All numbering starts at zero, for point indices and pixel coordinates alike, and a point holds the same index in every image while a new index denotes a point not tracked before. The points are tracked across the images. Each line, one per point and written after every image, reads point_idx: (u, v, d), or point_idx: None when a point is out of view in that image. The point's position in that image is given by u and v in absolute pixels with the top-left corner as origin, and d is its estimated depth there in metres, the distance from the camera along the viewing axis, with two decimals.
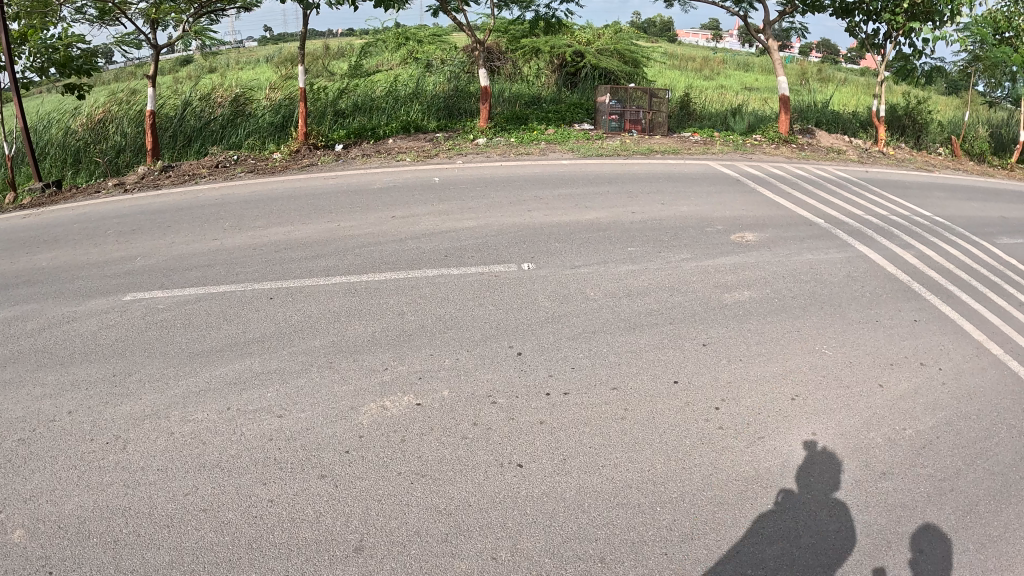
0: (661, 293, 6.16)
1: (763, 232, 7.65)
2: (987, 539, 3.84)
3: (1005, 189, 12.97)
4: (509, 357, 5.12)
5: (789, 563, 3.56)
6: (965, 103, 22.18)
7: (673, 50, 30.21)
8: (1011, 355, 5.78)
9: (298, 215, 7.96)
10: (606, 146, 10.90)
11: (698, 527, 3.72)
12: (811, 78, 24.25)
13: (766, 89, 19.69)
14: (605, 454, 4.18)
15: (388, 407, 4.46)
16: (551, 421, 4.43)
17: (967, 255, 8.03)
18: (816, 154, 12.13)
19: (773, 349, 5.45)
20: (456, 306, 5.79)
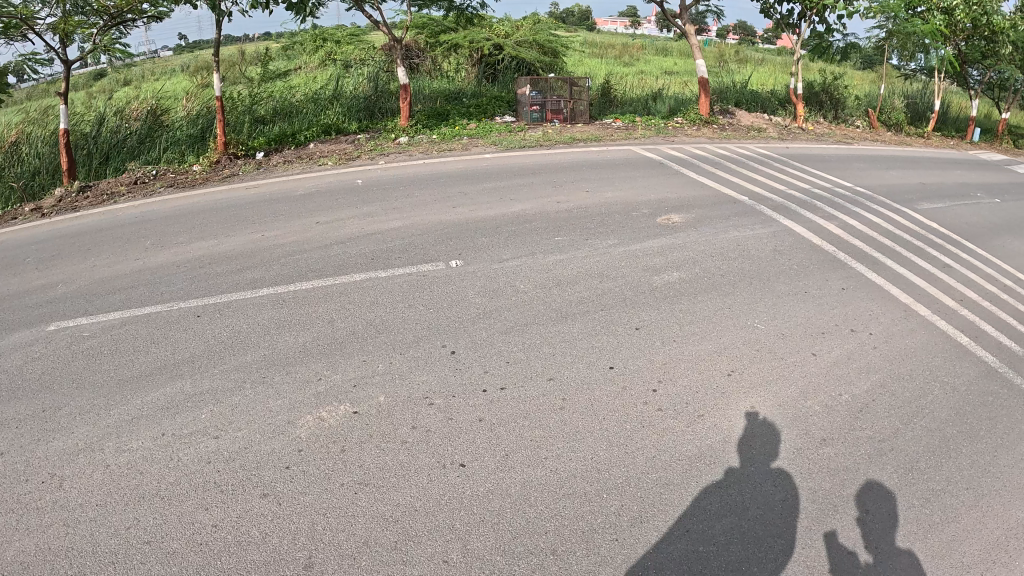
0: (591, 280, 6.06)
1: (690, 213, 7.62)
2: (929, 497, 3.89)
3: (920, 158, 13.37)
4: (442, 356, 4.95)
5: (740, 536, 3.51)
6: (884, 77, 23.01)
7: (593, 39, 30.33)
8: (940, 317, 5.98)
9: (221, 228, 7.60)
10: (529, 137, 10.77)
11: (647, 510, 3.64)
12: (730, 60, 24.67)
13: (686, 73, 19.92)
14: (548, 446, 4.05)
15: (323, 417, 4.25)
16: (490, 417, 4.28)
17: (889, 223, 8.20)
18: (737, 134, 12.27)
19: (707, 328, 5.41)
20: (386, 308, 5.60)
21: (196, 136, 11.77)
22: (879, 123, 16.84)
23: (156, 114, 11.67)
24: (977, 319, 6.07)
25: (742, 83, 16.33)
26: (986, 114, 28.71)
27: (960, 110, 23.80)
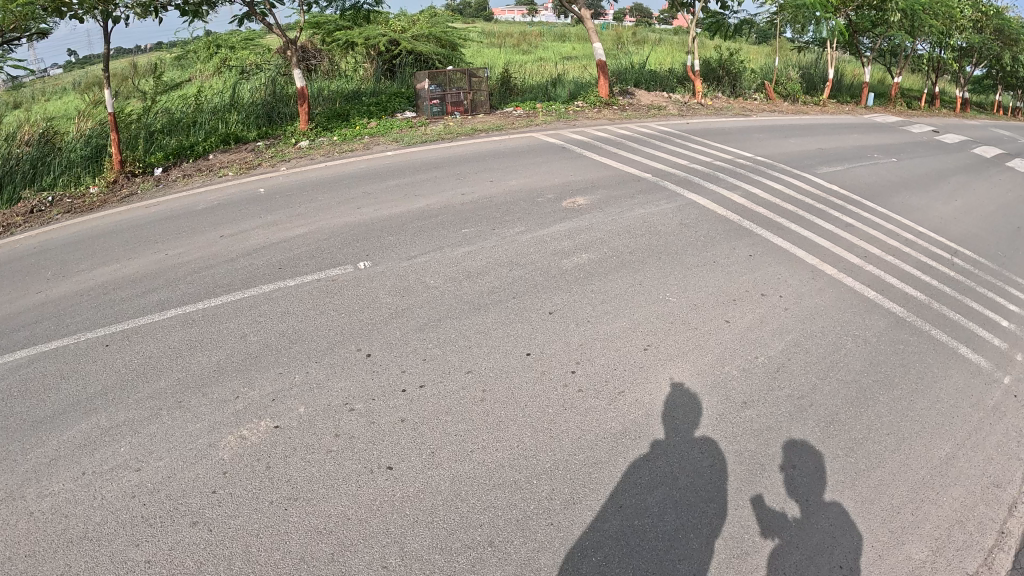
0: (501, 269, 5.96)
1: (594, 195, 7.51)
2: (852, 447, 4.06)
3: (815, 125, 13.80)
4: (355, 360, 4.75)
5: (674, 506, 3.50)
6: (777, 52, 23.78)
7: (493, 28, 30.22)
8: (847, 275, 6.20)
9: (123, 250, 7.09)
10: (430, 131, 10.58)
11: (579, 490, 3.58)
12: (628, 42, 24.98)
13: (586, 58, 20.07)
14: (473, 439, 3.94)
15: (245, 436, 3.95)
16: (412, 417, 4.12)
17: (791, 188, 8.40)
18: (638, 113, 12.39)
19: (620, 306, 5.37)
20: (298, 318, 5.32)
21: (91, 155, 11.07)
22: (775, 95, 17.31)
23: (48, 138, 10.89)
24: (882, 275, 6.35)
25: (640, 64, 16.48)
26: (874, 81, 29.87)
27: (849, 78, 24.72)
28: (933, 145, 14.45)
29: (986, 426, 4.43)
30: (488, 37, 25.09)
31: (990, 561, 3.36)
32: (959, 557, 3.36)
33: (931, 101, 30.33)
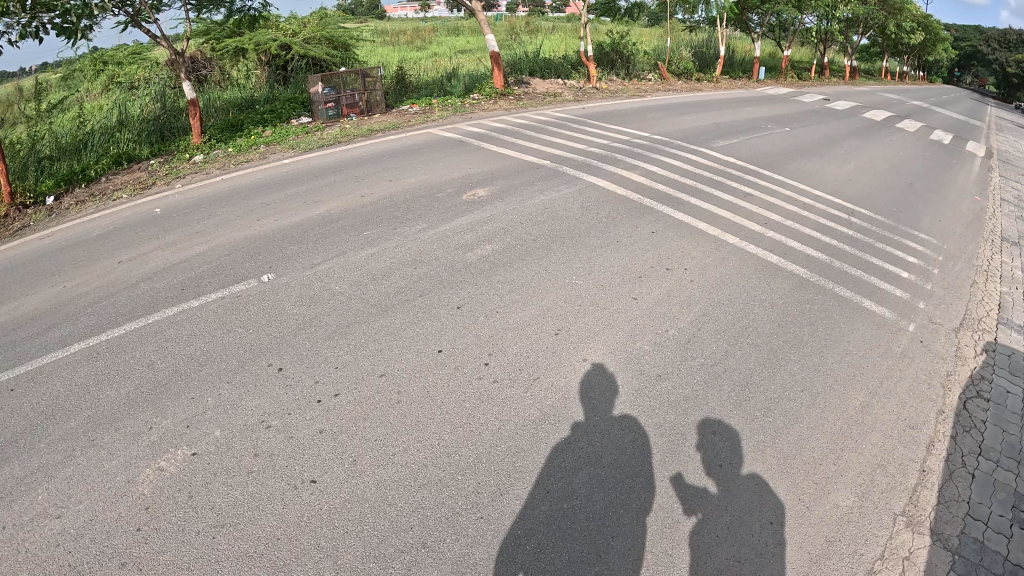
0: (406, 268, 5.75)
1: (493, 186, 7.41)
2: (769, 407, 4.20)
3: (709, 101, 14.06)
4: (265, 374, 4.43)
5: (600, 484, 3.49)
6: (668, 33, 24.30)
7: (386, 27, 29.81)
8: (749, 242, 6.32)
9: (15, 286, 6.31)
10: (327, 135, 10.33)
11: (505, 481, 3.51)
12: (523, 32, 25.07)
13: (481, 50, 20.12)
14: (393, 442, 3.78)
15: (165, 466, 3.61)
16: (331, 427, 3.90)
17: (688, 163, 8.55)
18: (534, 102, 12.45)
19: (528, 295, 5.26)
20: (206, 339, 4.87)
21: None
22: (669, 75, 17.69)
23: None
24: (783, 239, 6.51)
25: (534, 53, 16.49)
26: (766, 54, 30.56)
27: (740, 54, 25.31)
28: (824, 112, 14.92)
29: (897, 372, 4.81)
30: (381, 36, 24.61)
31: (915, 499, 3.65)
32: (886, 499, 3.61)
33: (818, 71, 31.35)
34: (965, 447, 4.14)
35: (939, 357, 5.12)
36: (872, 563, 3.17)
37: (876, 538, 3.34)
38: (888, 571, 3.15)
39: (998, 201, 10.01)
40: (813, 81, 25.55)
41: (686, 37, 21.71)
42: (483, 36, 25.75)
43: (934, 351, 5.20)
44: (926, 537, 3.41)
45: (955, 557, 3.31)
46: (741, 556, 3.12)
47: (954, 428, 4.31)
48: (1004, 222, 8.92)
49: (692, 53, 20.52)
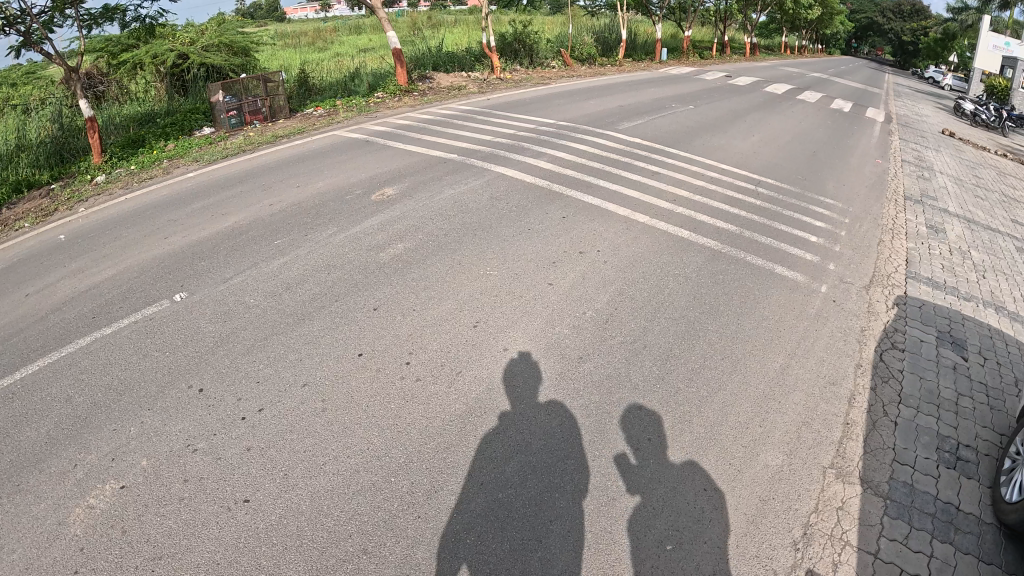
0: (319, 274, 5.58)
1: (402, 183, 7.32)
2: (692, 377, 4.27)
3: (615, 85, 14.22)
4: (185, 397, 4.10)
5: (533, 471, 3.46)
6: (569, 20, 24.56)
7: (284, 30, 29.14)
8: (657, 219, 6.41)
9: None
10: (231, 145, 10.07)
11: (438, 478, 3.41)
12: (425, 27, 24.93)
13: (384, 49, 20.04)
14: (322, 451, 3.59)
15: (94, 504, 3.28)
16: (260, 443, 3.65)
17: (595, 147, 8.64)
18: (440, 96, 12.45)
19: (443, 290, 5.18)
20: (123, 366, 4.45)
21: None
22: (572, 61, 17.90)
23: None
24: (692, 214, 6.62)
25: (438, 48, 16.37)
26: (668, 35, 31.08)
27: (643, 38, 25.68)
28: (727, 88, 15.26)
29: (814, 332, 4.97)
30: (280, 40, 24.03)
31: (842, 452, 3.79)
32: (813, 454, 3.73)
33: (718, 49, 32.08)
34: (884, 398, 4.34)
35: (851, 314, 5.31)
36: (807, 517, 3.29)
37: (809, 493, 3.46)
38: (823, 523, 3.27)
39: (898, 163, 10.44)
40: (712, 58, 26.23)
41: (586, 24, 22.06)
42: (384, 34, 25.50)
43: (848, 308, 5.39)
44: (857, 487, 3.54)
45: (886, 502, 3.46)
46: (680, 525, 3.15)
47: (874, 379, 4.53)
48: (904, 183, 9.31)
49: (594, 38, 20.85)
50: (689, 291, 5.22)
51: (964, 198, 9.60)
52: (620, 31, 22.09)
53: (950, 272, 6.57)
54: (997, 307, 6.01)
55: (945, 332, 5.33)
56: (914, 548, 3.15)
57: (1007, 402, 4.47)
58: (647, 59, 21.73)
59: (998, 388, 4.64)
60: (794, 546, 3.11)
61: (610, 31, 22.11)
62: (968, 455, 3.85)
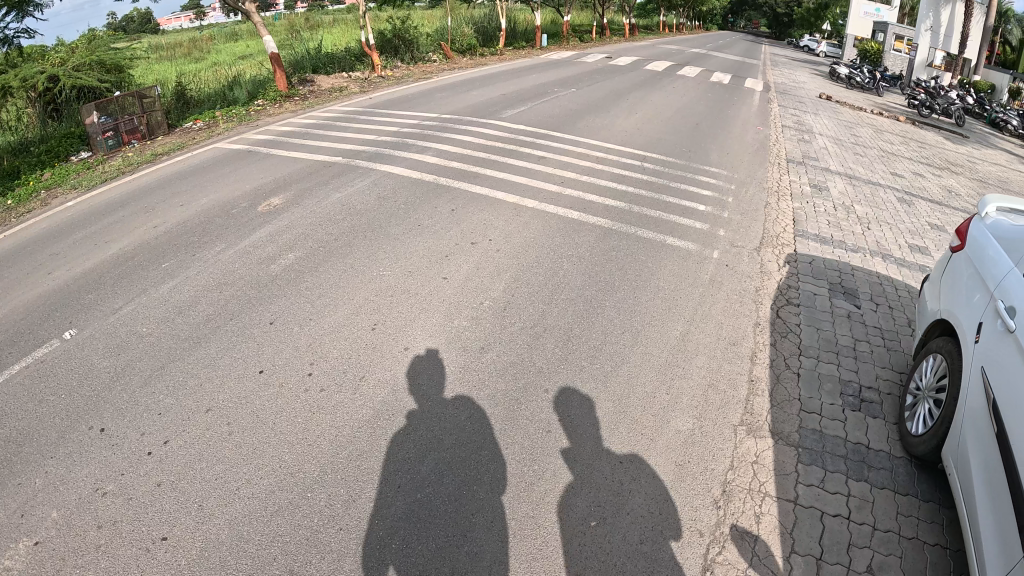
0: (212, 292, 5.25)
1: (288, 193, 7.12)
2: (594, 354, 4.30)
3: (496, 74, 14.29)
4: (87, 440, 3.63)
5: (449, 467, 3.35)
6: (447, 14, 24.54)
7: (151, 41, 27.95)
8: (545, 203, 6.48)
9: None
10: (110, 168, 9.58)
11: (355, 487, 3.23)
12: (302, 29, 24.45)
13: (261, 57, 19.61)
14: (235, 475, 3.30)
15: (10, 566, 2.86)
16: (173, 476, 3.31)
17: (480, 137, 8.66)
18: (320, 99, 12.28)
19: (337, 296, 5.04)
20: (15, 415, 3.90)
21: None
22: (453, 54, 17.94)
23: None
24: (579, 194, 6.72)
25: (318, 50, 16.10)
26: (547, 21, 31.33)
27: (523, 26, 25.83)
28: (609, 70, 15.51)
29: (710, 296, 5.10)
30: (153, 52, 23.06)
31: (751, 408, 3.90)
32: (724, 414, 3.83)
33: (598, 33, 32.55)
34: (785, 352, 4.51)
35: (742, 276, 5.47)
36: (725, 475, 3.36)
37: (723, 452, 3.54)
38: (740, 479, 3.35)
39: (778, 129, 10.85)
40: (592, 41, 26.70)
41: (464, 18, 22.13)
42: (260, 42, 24.89)
43: (740, 271, 5.56)
44: (769, 440, 3.65)
45: (799, 451, 3.58)
46: (601, 501, 3.16)
47: (773, 335, 4.70)
48: (785, 148, 9.68)
49: (474, 29, 20.94)
50: (586, 272, 5.27)
51: (845, 157, 10.04)
52: (498, 21, 22.20)
53: (836, 227, 6.84)
54: (884, 255, 6.29)
55: (837, 284, 5.56)
56: (831, 490, 3.28)
57: (902, 342, 4.71)
58: (528, 47, 21.88)
59: (892, 329, 4.88)
60: (715, 505, 3.17)
61: (489, 22, 22.19)
62: (871, 397, 4.07)
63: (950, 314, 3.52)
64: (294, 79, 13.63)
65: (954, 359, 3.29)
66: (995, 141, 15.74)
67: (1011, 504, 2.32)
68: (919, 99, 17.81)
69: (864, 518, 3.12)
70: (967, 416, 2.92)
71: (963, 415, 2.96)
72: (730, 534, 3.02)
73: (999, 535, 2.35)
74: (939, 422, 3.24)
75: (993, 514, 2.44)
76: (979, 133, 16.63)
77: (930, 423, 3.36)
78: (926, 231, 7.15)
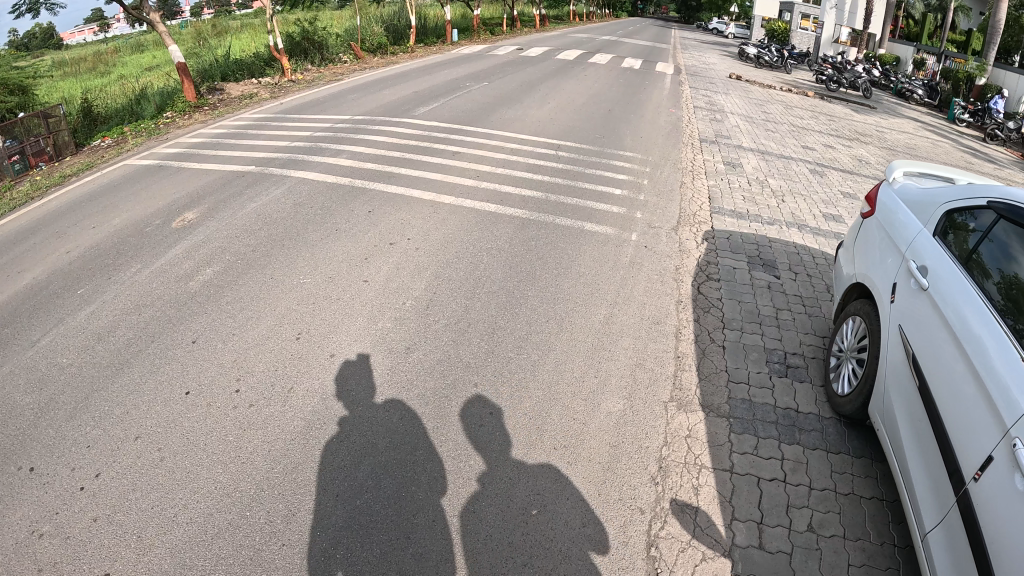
0: (132, 314, 4.82)
1: (201, 207, 6.80)
2: (521, 345, 4.30)
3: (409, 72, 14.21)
4: (13, 482, 3.20)
5: (385, 470, 3.17)
6: (357, 14, 24.17)
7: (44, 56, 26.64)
8: (463, 198, 6.48)
9: None
10: (16, 193, 8.86)
11: (294, 501, 3.00)
12: (207, 36, 23.71)
13: (166, 68, 18.94)
14: (173, 502, 3.00)
15: None
16: (109, 510, 2.96)
17: (394, 137, 8.60)
18: (231, 108, 12.03)
19: (258, 308, 4.77)
20: None
21: None
22: (364, 54, 17.77)
23: None
24: (495, 186, 6.76)
25: (226, 56, 15.67)
26: (459, 15, 31.14)
27: (434, 21, 25.64)
28: (522, 61, 15.53)
29: (631, 279, 5.18)
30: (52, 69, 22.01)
31: (679, 383, 3.99)
32: (652, 392, 3.88)
33: (510, 25, 32.54)
34: (709, 326, 4.62)
35: (659, 256, 5.57)
36: (660, 451, 3.38)
37: (656, 428, 3.58)
38: (675, 454, 3.38)
39: (690, 111, 11.05)
40: (505, 34, 26.73)
41: (374, 17, 21.87)
42: (164, 53, 24.06)
43: (659, 251, 5.66)
44: (700, 413, 3.72)
45: (730, 421, 3.65)
46: (540, 489, 3.10)
47: (695, 311, 4.80)
48: (698, 128, 9.87)
49: (384, 28, 20.72)
50: (510, 266, 5.27)
51: (757, 134, 10.29)
52: (409, 18, 21.99)
53: (750, 202, 7.02)
54: (800, 226, 6.47)
55: (756, 257, 5.70)
56: (766, 455, 3.37)
57: (822, 308, 4.89)
58: (440, 43, 21.74)
59: (811, 296, 5.05)
60: (653, 481, 3.18)
61: (399, 20, 21.96)
62: (797, 362, 4.21)
63: (864, 277, 3.65)
64: (203, 88, 13.30)
65: (872, 320, 3.41)
66: (900, 110, 16.38)
67: (938, 452, 2.38)
68: (828, 74, 18.33)
69: (800, 479, 3.22)
70: (888, 373, 3.02)
71: (885, 371, 3.05)
72: (670, 508, 3.03)
73: (927, 480, 2.43)
74: (862, 380, 3.37)
75: (922, 462, 2.51)
76: (885, 103, 17.26)
77: (854, 382, 3.50)
78: (839, 200, 7.38)
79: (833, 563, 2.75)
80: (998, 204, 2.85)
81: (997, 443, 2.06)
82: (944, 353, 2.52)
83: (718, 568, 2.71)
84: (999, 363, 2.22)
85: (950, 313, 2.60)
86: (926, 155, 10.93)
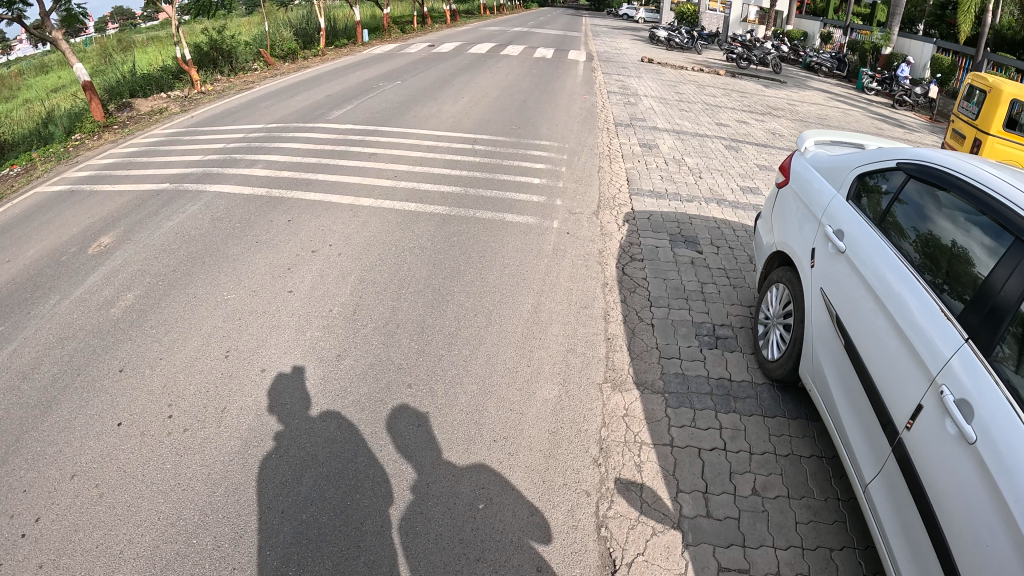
0: (54, 346, 4.52)
1: (118, 229, 6.52)
2: (452, 340, 4.29)
3: (320, 76, 14.02)
4: None
5: (328, 481, 3.11)
6: (263, 21, 23.69)
7: None
8: (385, 199, 6.46)
9: None
10: None
11: (239, 522, 2.90)
12: (109, 52, 22.88)
13: (68, 89, 18.21)
14: (117, 538, 2.84)
15: None
16: (51, 557, 2.77)
17: (311, 142, 8.49)
18: (140, 124, 11.67)
19: (184, 329, 4.60)
20: None
21: None
22: (274, 61, 17.45)
23: None
24: (414, 184, 6.76)
25: (130, 71, 15.11)
26: (369, 16, 30.86)
27: (343, 23, 25.31)
28: (435, 58, 15.48)
29: (556, 266, 5.23)
30: None
31: (613, 362, 4.06)
32: (587, 374, 3.94)
33: (420, 21, 32.31)
34: (637, 306, 4.70)
35: (582, 241, 5.65)
36: (600, 433, 3.43)
37: (594, 410, 3.63)
38: (615, 434, 3.43)
39: (604, 97, 11.19)
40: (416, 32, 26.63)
41: (280, 23, 21.50)
42: (64, 74, 23.13)
43: (582, 236, 5.74)
44: (635, 391, 3.79)
45: (665, 397, 3.73)
46: (486, 483, 3.09)
47: (622, 292, 4.88)
48: (613, 113, 10.00)
49: (292, 32, 20.39)
50: (439, 264, 5.24)
51: (671, 114, 10.47)
52: (317, 22, 21.67)
53: (669, 181, 7.16)
54: (718, 201, 6.63)
55: (677, 234, 5.83)
56: (703, 426, 3.46)
57: (744, 278, 5.04)
58: (351, 45, 21.43)
59: (732, 269, 5.19)
60: (595, 463, 3.22)
61: (308, 24, 21.63)
62: (726, 333, 4.34)
63: (784, 245, 3.77)
64: (110, 106, 12.82)
65: (796, 286, 3.52)
66: (809, 82, 16.91)
67: (870, 406, 2.47)
68: (738, 51, 18.78)
69: (739, 446, 3.32)
70: (815, 335, 3.13)
71: (813, 331, 3.15)
72: (616, 487, 3.07)
73: (860, 433, 2.53)
74: (791, 345, 3.48)
75: (855, 417, 2.59)
76: (793, 77, 17.80)
77: (783, 347, 3.62)
78: (754, 172, 7.59)
79: (779, 523, 2.85)
80: (906, 164, 2.98)
81: (923, 390, 2.15)
82: (867, 312, 2.62)
83: (670, 541, 2.77)
84: (919, 315, 2.32)
85: (870, 272, 2.71)
86: (836, 124, 11.30)
